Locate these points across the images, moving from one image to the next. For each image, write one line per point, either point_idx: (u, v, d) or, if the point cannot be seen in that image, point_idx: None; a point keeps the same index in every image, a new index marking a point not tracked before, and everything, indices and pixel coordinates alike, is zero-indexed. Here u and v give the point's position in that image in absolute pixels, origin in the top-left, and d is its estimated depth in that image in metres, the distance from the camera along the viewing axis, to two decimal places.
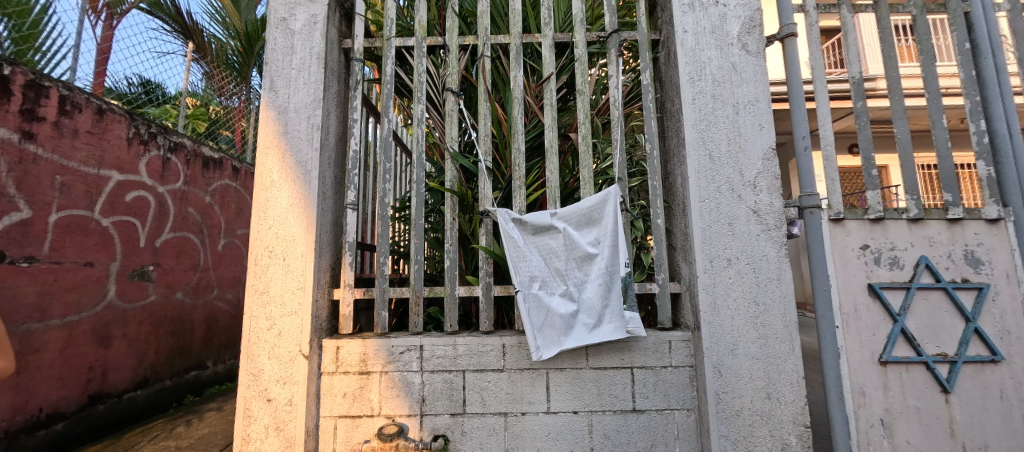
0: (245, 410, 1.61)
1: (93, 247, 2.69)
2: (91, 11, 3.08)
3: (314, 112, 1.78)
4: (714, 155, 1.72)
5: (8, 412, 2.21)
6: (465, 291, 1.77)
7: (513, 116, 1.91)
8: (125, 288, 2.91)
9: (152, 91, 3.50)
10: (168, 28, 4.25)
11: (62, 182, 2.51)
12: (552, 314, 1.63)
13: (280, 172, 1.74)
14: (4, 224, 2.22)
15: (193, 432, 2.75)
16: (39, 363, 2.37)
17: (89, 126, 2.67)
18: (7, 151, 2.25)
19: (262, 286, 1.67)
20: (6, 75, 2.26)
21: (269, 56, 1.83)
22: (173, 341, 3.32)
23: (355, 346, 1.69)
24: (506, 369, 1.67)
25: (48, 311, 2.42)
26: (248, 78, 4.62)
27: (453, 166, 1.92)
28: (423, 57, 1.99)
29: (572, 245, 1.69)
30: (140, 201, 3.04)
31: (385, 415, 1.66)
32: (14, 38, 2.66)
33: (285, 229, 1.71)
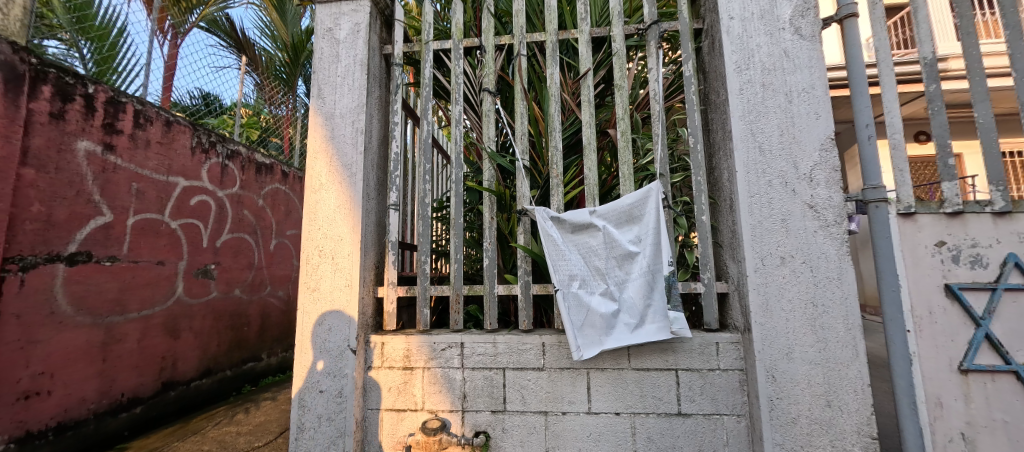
0: (299, 400, 1.70)
1: (163, 247, 2.93)
2: (159, 31, 3.35)
3: (358, 117, 1.85)
4: (765, 148, 1.63)
5: (96, 395, 2.47)
6: (504, 289, 1.78)
7: (550, 114, 1.90)
8: (191, 285, 3.15)
9: (211, 103, 3.77)
10: (223, 43, 4.56)
11: (137, 188, 2.75)
12: (592, 314, 1.60)
13: (328, 175, 1.83)
14: (91, 227, 2.47)
15: (251, 419, 2.94)
16: (121, 352, 2.62)
17: (159, 137, 2.92)
18: (92, 161, 2.49)
19: (313, 283, 1.76)
20: (90, 93, 2.50)
21: (316, 65, 1.92)
22: (233, 335, 3.56)
23: (399, 342, 1.74)
24: (546, 368, 1.66)
25: (127, 305, 2.67)
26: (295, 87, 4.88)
27: (491, 166, 1.94)
28: (460, 59, 2.02)
29: (612, 244, 1.65)
30: (203, 205, 3.27)
31: (429, 410, 1.70)
32: (96, 60, 2.98)
33: (333, 229, 1.78)
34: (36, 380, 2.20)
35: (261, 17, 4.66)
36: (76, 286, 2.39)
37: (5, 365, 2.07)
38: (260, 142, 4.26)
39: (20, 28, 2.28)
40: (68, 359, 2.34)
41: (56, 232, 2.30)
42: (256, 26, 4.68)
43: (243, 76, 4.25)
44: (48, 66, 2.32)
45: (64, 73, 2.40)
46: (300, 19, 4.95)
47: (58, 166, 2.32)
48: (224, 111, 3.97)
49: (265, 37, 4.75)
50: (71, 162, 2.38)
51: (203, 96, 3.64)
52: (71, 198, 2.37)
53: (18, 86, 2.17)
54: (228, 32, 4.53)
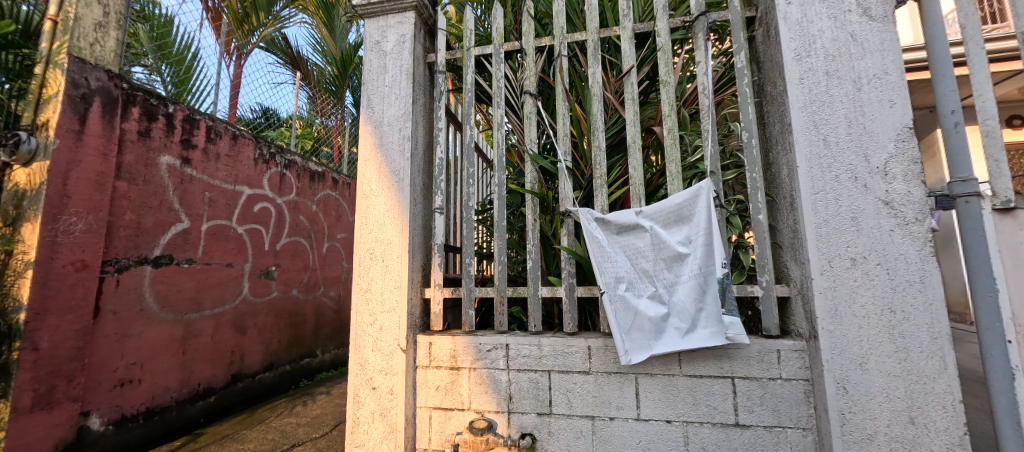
0: (354, 395, 1.78)
1: (232, 250, 3.18)
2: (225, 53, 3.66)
3: (405, 124, 1.91)
4: (830, 140, 1.51)
5: (176, 385, 2.71)
6: (548, 291, 1.76)
7: (593, 114, 1.87)
8: (255, 285, 3.39)
9: (270, 117, 4.10)
10: (278, 60, 4.83)
11: (210, 197, 3.01)
12: (640, 317, 1.55)
13: (378, 181, 1.90)
14: (171, 233, 2.72)
15: (308, 412, 3.11)
16: (197, 346, 2.86)
17: (227, 150, 3.17)
18: (171, 173, 2.75)
19: (365, 285, 1.83)
20: (170, 112, 2.76)
21: (365, 77, 2.01)
22: (292, 332, 3.79)
23: (446, 342, 1.77)
24: (592, 372, 1.63)
25: (203, 303, 2.91)
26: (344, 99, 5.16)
27: (533, 168, 1.94)
28: (501, 63, 2.03)
29: (659, 245, 1.60)
30: (265, 212, 3.51)
31: (475, 410, 1.72)
32: (175, 83, 3.31)
33: (383, 232, 1.85)
34: (129, 369, 2.45)
35: (312, 34, 4.89)
36: (160, 286, 2.64)
37: (103, 355, 2.32)
38: (312, 152, 4.60)
39: (114, 56, 2.47)
40: (154, 351, 2.59)
41: (144, 237, 2.56)
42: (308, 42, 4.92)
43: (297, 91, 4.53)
44: (136, 90, 2.57)
45: (149, 95, 2.65)
46: (347, 33, 5.16)
47: (145, 179, 2.58)
48: (281, 123, 4.26)
49: (315, 52, 4.98)
50: (155, 174, 2.64)
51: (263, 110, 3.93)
52: (156, 206, 2.63)
53: (115, 109, 2.42)
54: (283, 49, 4.78)
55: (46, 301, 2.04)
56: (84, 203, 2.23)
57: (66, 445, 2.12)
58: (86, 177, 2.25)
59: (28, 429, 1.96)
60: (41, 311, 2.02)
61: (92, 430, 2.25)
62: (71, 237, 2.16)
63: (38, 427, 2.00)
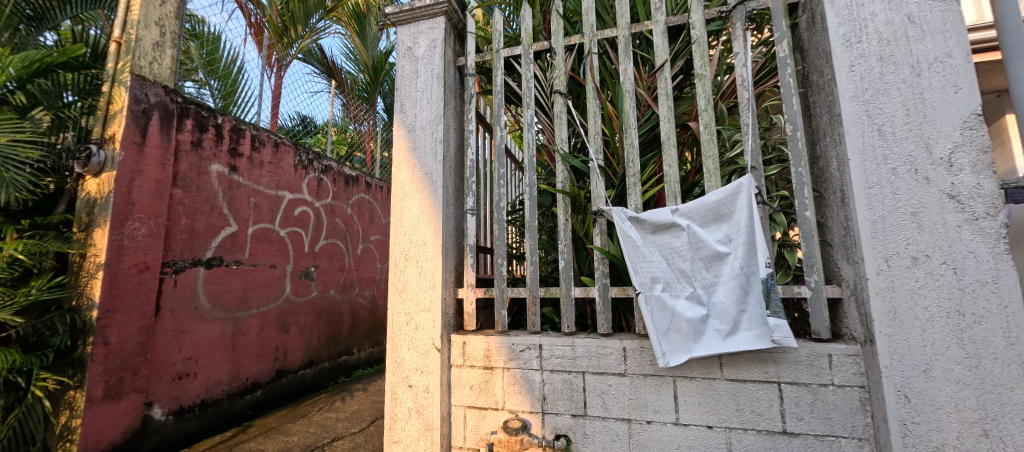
0: (391, 392, 1.82)
1: (275, 252, 3.34)
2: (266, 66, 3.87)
3: (437, 127, 1.94)
4: (885, 130, 1.41)
5: (227, 379, 2.87)
6: (581, 292, 1.74)
7: (625, 111, 1.83)
8: (297, 285, 3.54)
9: (307, 124, 4.32)
10: (314, 69, 4.89)
11: (255, 202, 3.17)
12: (678, 318, 1.51)
13: (411, 184, 1.94)
14: (221, 236, 2.89)
15: (347, 407, 3.21)
16: (245, 343, 3.02)
17: (270, 157, 3.34)
18: (221, 180, 2.92)
19: (401, 285, 1.88)
20: (219, 123, 2.94)
21: (398, 82, 2.06)
22: (330, 331, 3.94)
23: (480, 342, 1.78)
24: (628, 374, 1.60)
25: (249, 302, 3.07)
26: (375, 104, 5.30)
27: (565, 168, 1.92)
28: (531, 63, 2.03)
29: (697, 244, 1.54)
30: (304, 215, 3.66)
31: (509, 409, 1.72)
32: (222, 95, 3.50)
33: (417, 234, 1.89)
34: (186, 364, 2.62)
35: (345, 43, 5.01)
36: (212, 286, 2.81)
37: (163, 350, 2.49)
38: (347, 157, 4.87)
39: (169, 72, 2.64)
40: (208, 347, 2.76)
41: (198, 241, 2.73)
42: (341, 52, 5.02)
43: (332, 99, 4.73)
44: (190, 103, 2.74)
45: (201, 108, 2.83)
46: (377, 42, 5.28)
47: (198, 186, 2.75)
48: (318, 130, 4.47)
49: (348, 61, 5.07)
50: (206, 180, 2.81)
51: (301, 118, 4.17)
52: (207, 211, 2.80)
53: (171, 121, 2.59)
54: (318, 57, 4.84)
55: (114, 299, 2.21)
56: (145, 209, 2.40)
57: (133, 433, 2.29)
58: (147, 186, 2.42)
59: (101, 417, 2.12)
60: (111, 309, 2.19)
61: (154, 420, 2.42)
62: (135, 241, 2.32)
63: (109, 416, 2.16)
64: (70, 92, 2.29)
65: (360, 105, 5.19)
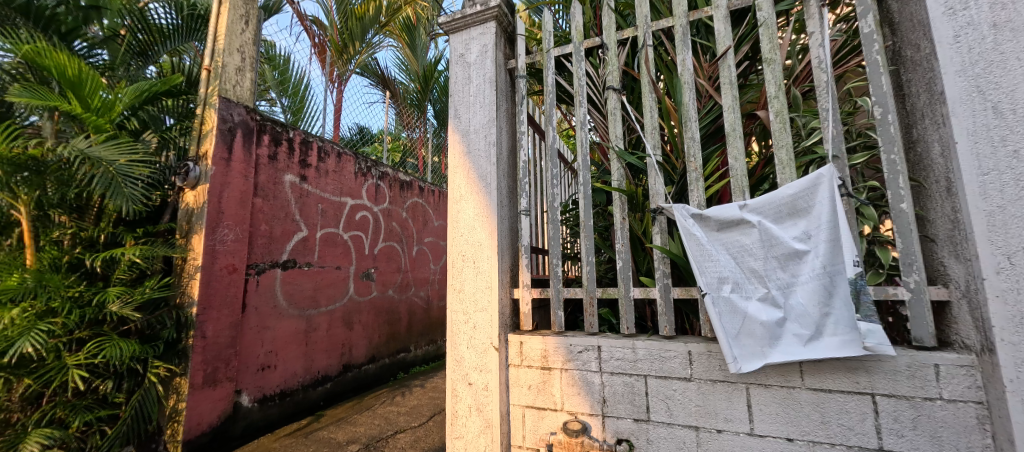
0: (452, 389, 1.88)
1: (341, 254, 3.56)
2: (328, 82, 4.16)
3: (490, 130, 1.96)
4: (1002, 107, 1.23)
5: (302, 371, 3.11)
6: (640, 293, 1.69)
7: (684, 103, 1.75)
8: (360, 286, 3.75)
9: (363, 133, 4.69)
10: (370, 82, 5.07)
11: (322, 208, 3.40)
12: (751, 321, 1.41)
13: (467, 187, 1.98)
14: (294, 241, 3.13)
15: (407, 402, 3.35)
16: (317, 338, 3.25)
17: (334, 166, 3.57)
18: (293, 189, 3.16)
19: (459, 285, 1.92)
20: (290, 136, 3.19)
21: (452, 88, 2.11)
22: (390, 329, 4.12)
23: (537, 342, 1.78)
24: (695, 379, 1.52)
25: (319, 301, 3.30)
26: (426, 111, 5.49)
27: (620, 165, 1.87)
28: (582, 61, 1.99)
29: (770, 242, 1.43)
30: (364, 219, 3.87)
31: (568, 411, 1.70)
32: (291, 112, 3.84)
33: (474, 236, 1.93)
34: (268, 356, 2.87)
35: (397, 55, 5.20)
36: (288, 286, 3.05)
37: (250, 343, 2.75)
38: (401, 163, 5.13)
39: (249, 93, 2.90)
40: (285, 342, 3.00)
41: (275, 245, 2.98)
42: (394, 63, 5.22)
43: (385, 109, 4.97)
44: (266, 120, 3.00)
45: (275, 124, 3.08)
46: (427, 51, 5.42)
47: (274, 195, 3.00)
48: (374, 139, 4.79)
49: (400, 71, 5.24)
50: (281, 190, 3.06)
51: (358, 128, 4.57)
52: (282, 218, 3.05)
53: (251, 137, 2.85)
54: (373, 70, 5.02)
55: (209, 298, 2.46)
56: (232, 217, 2.66)
57: (226, 417, 2.54)
58: (233, 196, 2.67)
59: (200, 402, 2.38)
60: (206, 306, 2.45)
61: (243, 406, 2.67)
62: (225, 246, 2.59)
63: (207, 401, 2.42)
64: (170, 117, 2.66)
65: (412, 113, 5.39)
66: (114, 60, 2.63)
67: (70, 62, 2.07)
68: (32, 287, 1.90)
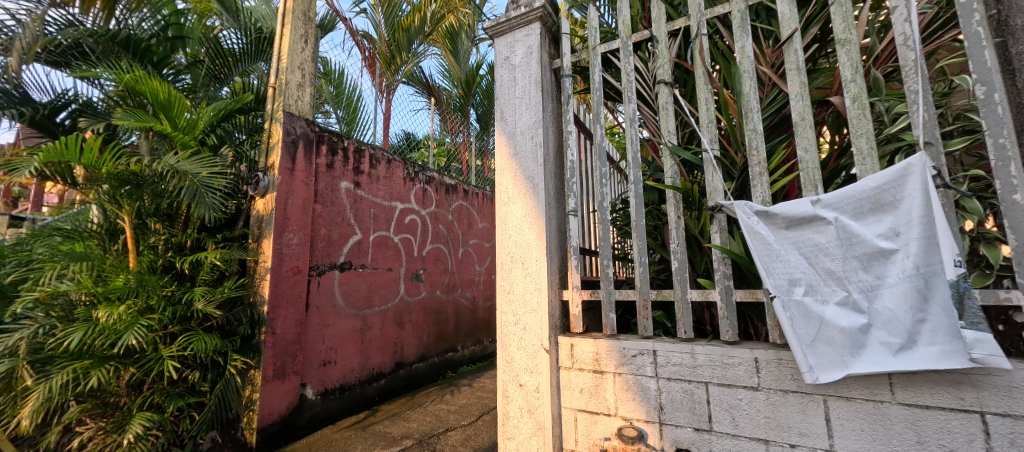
0: (503, 390, 1.88)
1: (392, 256, 3.69)
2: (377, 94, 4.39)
3: (536, 131, 1.95)
4: None
5: (359, 368, 3.25)
6: (699, 295, 1.60)
7: (743, 94, 1.64)
8: (410, 287, 3.87)
9: (410, 140, 4.89)
10: (415, 90, 5.18)
11: (375, 213, 3.55)
12: (828, 328, 1.29)
13: (514, 189, 1.98)
14: (350, 244, 3.29)
15: (456, 400, 3.41)
16: (371, 336, 3.39)
17: (384, 172, 3.71)
18: (348, 195, 3.31)
19: (508, 286, 1.93)
20: (346, 145, 3.34)
21: (497, 91, 2.12)
22: (438, 329, 4.22)
23: (589, 345, 1.73)
24: (762, 388, 1.42)
25: (372, 301, 3.43)
26: (469, 115, 5.57)
27: (674, 162, 1.79)
28: (630, 56, 1.93)
29: (850, 240, 1.30)
30: (413, 223, 3.99)
31: (622, 416, 1.64)
32: (345, 122, 4.07)
33: (522, 237, 1.93)
34: (329, 352, 3.02)
35: (440, 63, 5.29)
36: (345, 286, 3.21)
37: (313, 340, 2.91)
38: (446, 167, 5.25)
39: (309, 107, 3.09)
40: (344, 339, 3.15)
41: (334, 247, 3.13)
42: (438, 71, 5.33)
43: (430, 116, 5.10)
44: (325, 131, 3.17)
45: (332, 134, 3.24)
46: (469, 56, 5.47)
47: (332, 201, 3.17)
48: (420, 144, 4.97)
49: (443, 78, 5.33)
50: (337, 196, 3.21)
51: (404, 135, 4.74)
52: (340, 222, 3.21)
53: (311, 147, 3.02)
54: (418, 79, 5.10)
55: (278, 297, 2.64)
56: (296, 222, 2.83)
57: (293, 407, 2.71)
58: (297, 202, 2.85)
59: (271, 394, 2.55)
60: (275, 305, 2.62)
61: (308, 398, 2.84)
62: (290, 249, 2.75)
63: (277, 393, 2.59)
64: (242, 132, 2.91)
65: (455, 118, 5.50)
66: (196, 83, 2.95)
67: (162, 87, 2.33)
68: (135, 286, 2.19)
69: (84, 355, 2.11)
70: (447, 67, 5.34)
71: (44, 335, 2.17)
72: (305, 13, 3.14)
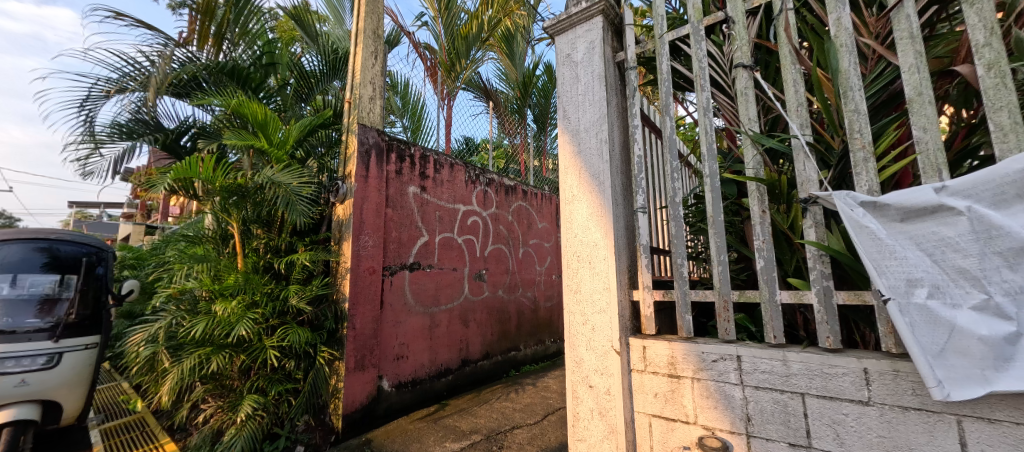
0: (573, 391, 1.85)
1: (455, 256, 3.79)
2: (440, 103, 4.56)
3: (601, 127, 1.90)
4: None
5: (428, 363, 3.39)
6: (791, 297, 1.45)
7: (841, 72, 1.46)
8: (474, 286, 3.97)
9: (470, 144, 5.00)
10: (474, 95, 5.28)
11: (440, 215, 3.68)
12: (962, 336, 1.11)
13: (579, 187, 1.94)
14: (419, 246, 3.43)
15: (521, 399, 3.43)
16: (439, 333, 3.52)
17: (448, 176, 3.83)
18: (415, 199, 3.46)
19: (575, 286, 1.89)
20: (413, 151, 3.49)
21: (560, 90, 2.10)
22: (501, 328, 4.27)
23: (663, 348, 1.64)
24: (873, 403, 1.26)
25: (438, 300, 3.55)
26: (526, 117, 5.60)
27: (756, 152, 1.64)
28: (703, 41, 1.80)
29: (988, 233, 1.10)
30: (475, 224, 4.08)
31: (703, 425, 1.53)
32: (410, 131, 4.29)
33: (588, 236, 1.88)
34: (402, 347, 3.17)
35: (497, 67, 5.36)
36: (415, 285, 3.35)
37: (388, 335, 3.07)
38: (504, 169, 5.31)
39: (380, 119, 3.27)
40: (415, 336, 3.30)
41: (404, 249, 3.29)
42: (495, 75, 5.41)
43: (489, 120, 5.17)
44: (394, 140, 3.33)
45: (401, 142, 3.40)
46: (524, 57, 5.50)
47: (401, 205, 3.32)
48: (480, 148, 5.07)
49: (500, 81, 5.39)
50: (406, 200, 3.36)
51: (465, 139, 4.86)
52: (409, 224, 3.36)
53: (382, 154, 3.18)
54: (477, 84, 5.20)
55: (358, 294, 2.80)
56: (371, 226, 2.99)
57: (372, 398, 2.87)
58: (371, 207, 3.02)
59: (354, 384, 2.72)
60: (355, 302, 2.78)
61: (384, 390, 2.99)
62: (367, 251, 2.92)
63: (358, 383, 2.75)
64: (322, 145, 3.17)
65: (513, 119, 5.54)
66: (284, 104, 3.28)
67: (260, 109, 2.60)
68: (243, 284, 2.49)
69: (206, 343, 2.43)
70: (503, 70, 5.41)
71: (175, 325, 2.53)
72: (375, 31, 3.34)
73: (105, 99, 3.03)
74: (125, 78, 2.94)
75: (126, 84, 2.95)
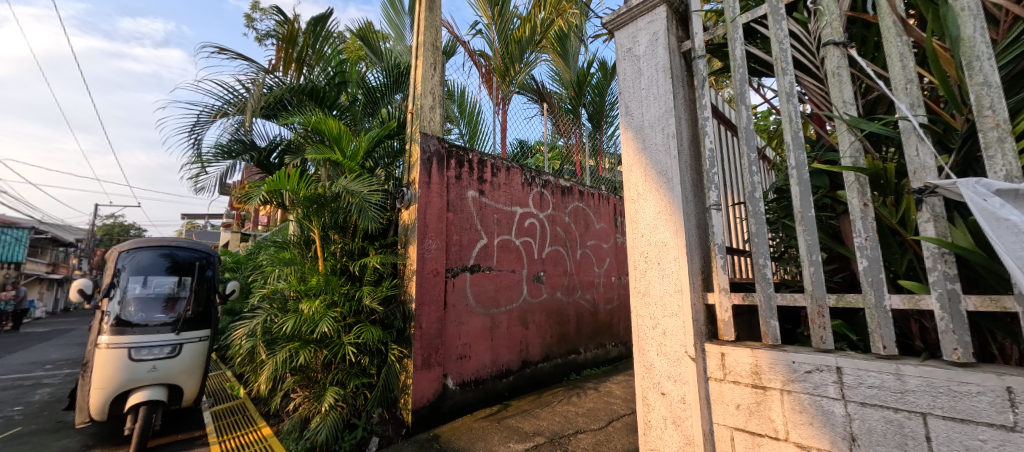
0: (643, 397, 1.77)
1: (513, 258, 3.80)
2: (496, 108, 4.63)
3: (667, 122, 1.79)
4: None
5: (490, 363, 3.43)
6: (903, 301, 1.27)
7: (964, 40, 1.26)
8: (533, 288, 3.96)
9: (524, 148, 5.00)
10: (528, 98, 5.28)
11: (498, 218, 3.72)
12: None
13: (645, 185, 1.86)
14: (479, 248, 3.49)
15: (583, 403, 3.35)
16: (500, 334, 3.55)
17: (504, 179, 3.86)
18: (474, 203, 3.52)
19: (643, 288, 1.81)
20: (470, 156, 3.55)
21: (621, 86, 2.03)
22: (561, 330, 4.23)
23: (744, 355, 1.51)
24: (1021, 429, 1.06)
25: (497, 301, 3.58)
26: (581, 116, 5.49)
27: (853, 138, 1.46)
28: (783, 21, 1.64)
29: None
30: (533, 226, 4.07)
31: (795, 442, 1.38)
32: (466, 138, 4.40)
33: (657, 235, 1.79)
34: (465, 347, 3.24)
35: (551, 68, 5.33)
36: (476, 287, 3.41)
37: (451, 335, 3.15)
38: (560, 170, 5.25)
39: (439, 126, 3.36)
40: (477, 337, 3.35)
41: (464, 251, 3.36)
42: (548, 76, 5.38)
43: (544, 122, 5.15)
44: (453, 146, 3.41)
45: (459, 148, 3.47)
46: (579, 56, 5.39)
47: (461, 209, 3.39)
48: (535, 150, 5.05)
49: (554, 82, 5.35)
50: (465, 204, 3.44)
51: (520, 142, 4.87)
52: (468, 227, 3.43)
53: (442, 159, 3.27)
54: (531, 87, 5.20)
55: (423, 295, 2.91)
56: (434, 230, 3.09)
57: (438, 395, 2.95)
58: (434, 212, 3.11)
59: (421, 381, 2.80)
60: (421, 302, 2.88)
61: (449, 388, 3.07)
62: (430, 254, 3.02)
63: (425, 381, 2.84)
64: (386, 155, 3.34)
65: (567, 119, 5.46)
66: (354, 118, 3.51)
67: (335, 124, 2.80)
68: (324, 286, 2.70)
69: (295, 338, 2.67)
70: (556, 70, 5.35)
71: (268, 322, 2.80)
72: (433, 44, 3.45)
73: (210, 123, 3.44)
74: (226, 104, 3.32)
75: (226, 109, 3.33)
